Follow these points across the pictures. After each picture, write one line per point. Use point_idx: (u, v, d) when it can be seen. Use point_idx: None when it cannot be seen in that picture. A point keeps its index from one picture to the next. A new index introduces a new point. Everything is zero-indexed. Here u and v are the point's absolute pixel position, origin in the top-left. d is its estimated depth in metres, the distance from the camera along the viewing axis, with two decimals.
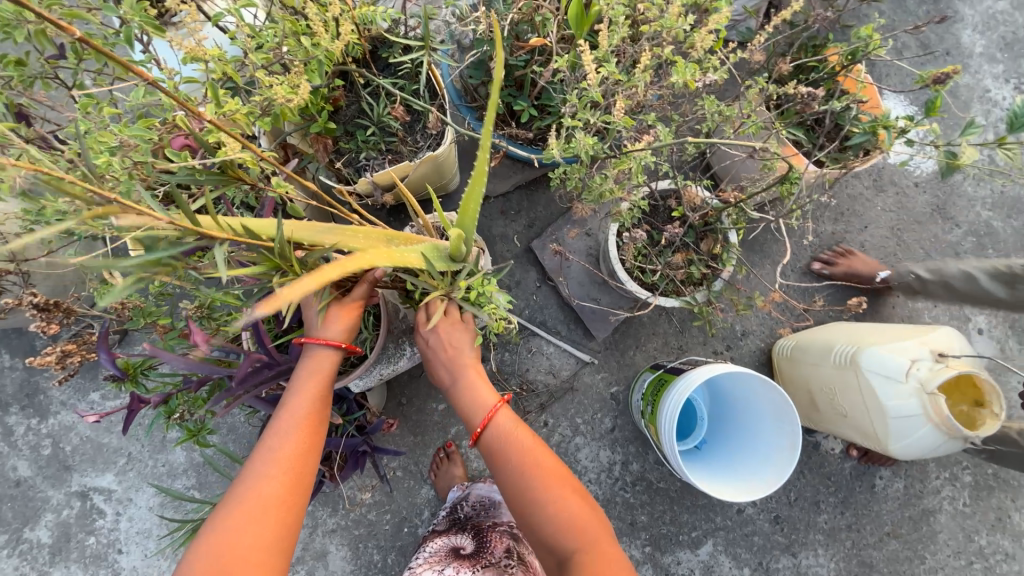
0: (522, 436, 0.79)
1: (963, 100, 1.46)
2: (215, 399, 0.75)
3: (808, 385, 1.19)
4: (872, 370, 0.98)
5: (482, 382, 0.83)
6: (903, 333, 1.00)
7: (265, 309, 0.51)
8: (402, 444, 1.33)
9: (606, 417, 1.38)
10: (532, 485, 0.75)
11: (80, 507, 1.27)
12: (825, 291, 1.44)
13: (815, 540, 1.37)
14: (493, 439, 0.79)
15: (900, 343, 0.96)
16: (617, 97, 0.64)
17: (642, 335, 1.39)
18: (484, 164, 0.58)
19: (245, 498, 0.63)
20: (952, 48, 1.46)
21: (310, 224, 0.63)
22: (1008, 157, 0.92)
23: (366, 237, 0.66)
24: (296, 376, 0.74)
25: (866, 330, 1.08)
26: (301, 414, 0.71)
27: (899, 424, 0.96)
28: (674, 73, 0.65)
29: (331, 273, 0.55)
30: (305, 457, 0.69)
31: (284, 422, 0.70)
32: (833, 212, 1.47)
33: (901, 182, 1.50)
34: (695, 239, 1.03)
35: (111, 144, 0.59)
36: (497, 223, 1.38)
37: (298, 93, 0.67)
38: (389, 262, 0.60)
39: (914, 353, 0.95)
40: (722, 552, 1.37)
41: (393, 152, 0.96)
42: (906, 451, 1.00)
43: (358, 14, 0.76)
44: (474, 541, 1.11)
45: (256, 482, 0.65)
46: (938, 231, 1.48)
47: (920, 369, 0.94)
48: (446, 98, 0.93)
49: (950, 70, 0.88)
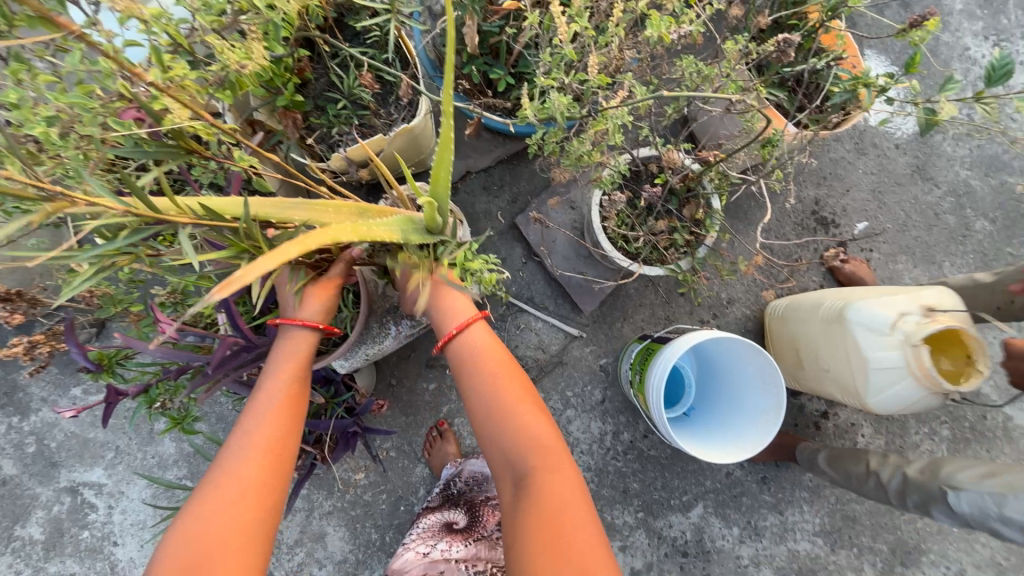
0: (494, 348, 0.79)
1: (943, 59, 1.45)
2: (193, 386, 0.72)
3: (795, 342, 1.21)
4: (858, 322, 0.99)
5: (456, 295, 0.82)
6: (894, 291, 1.00)
7: (222, 295, 0.48)
8: (394, 425, 1.33)
9: (596, 389, 1.39)
10: (503, 396, 0.75)
11: (71, 502, 1.26)
12: (808, 257, 1.45)
13: (801, 497, 1.42)
14: (462, 349, 0.78)
15: (892, 299, 0.97)
16: (592, 55, 0.62)
17: (629, 307, 1.39)
18: (453, 129, 0.55)
19: (229, 477, 0.63)
20: (933, 4, 1.45)
21: (275, 200, 0.60)
22: (986, 111, 0.92)
23: (336, 212, 0.63)
24: (272, 359, 0.73)
25: (858, 290, 1.08)
26: (280, 396, 0.70)
27: (879, 376, 0.97)
28: (648, 28, 0.63)
29: (291, 250, 0.52)
30: (287, 439, 0.68)
31: (262, 405, 0.69)
32: (816, 176, 1.47)
33: (883, 144, 1.50)
34: (677, 205, 1.02)
35: (49, 115, 0.56)
36: (480, 199, 1.36)
37: (254, 57, 0.65)
38: (355, 236, 0.58)
39: (903, 308, 0.96)
40: (712, 514, 1.41)
41: (366, 126, 0.93)
42: (884, 407, 1.01)
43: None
44: (467, 516, 1.14)
45: (235, 466, 0.64)
46: (918, 192, 1.49)
47: (907, 324, 0.95)
48: (419, 67, 0.90)
49: (929, 23, 0.87)
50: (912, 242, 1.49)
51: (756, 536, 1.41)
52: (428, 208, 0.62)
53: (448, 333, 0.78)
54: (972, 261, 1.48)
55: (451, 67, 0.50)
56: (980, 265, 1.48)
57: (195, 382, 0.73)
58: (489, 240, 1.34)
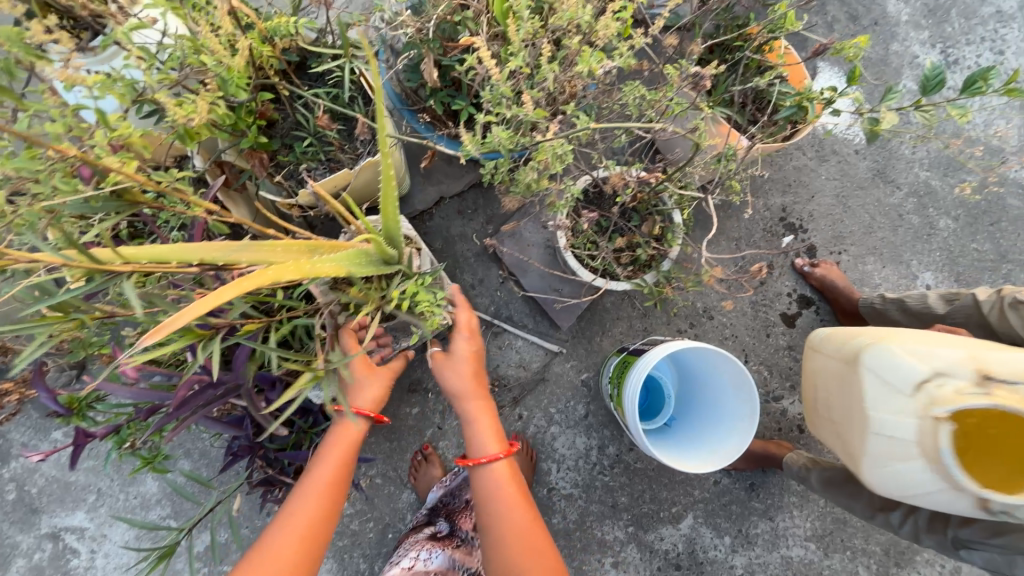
0: (514, 487, 0.86)
1: (893, 68, 1.52)
2: (159, 425, 0.72)
3: (815, 378, 1.09)
4: (874, 371, 0.90)
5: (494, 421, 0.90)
6: (953, 341, 0.89)
7: (151, 340, 0.48)
8: (379, 451, 1.33)
9: (579, 404, 1.40)
10: (516, 544, 0.82)
11: (52, 548, 1.24)
12: (780, 262, 1.49)
13: (790, 502, 1.42)
14: (492, 478, 0.86)
15: (934, 349, 0.87)
16: (526, 94, 0.66)
17: (607, 321, 1.41)
18: (390, 166, 0.59)
19: (274, 551, 0.77)
20: (879, 18, 1.52)
21: (219, 244, 0.48)
22: (926, 119, 0.96)
23: (286, 251, 0.53)
24: (321, 448, 0.84)
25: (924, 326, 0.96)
26: (320, 484, 0.81)
27: (881, 448, 0.89)
28: (579, 63, 0.67)
29: (223, 295, 0.47)
30: (325, 515, 0.80)
31: (306, 491, 0.81)
32: (781, 184, 1.51)
33: (843, 150, 1.55)
34: (639, 222, 1.06)
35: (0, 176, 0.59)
36: (455, 223, 1.39)
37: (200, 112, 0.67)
38: (297, 275, 0.50)
39: (960, 366, 0.85)
40: (702, 524, 1.40)
41: (333, 161, 0.98)
42: (887, 486, 0.92)
43: (268, 27, 0.78)
44: (450, 525, 1.22)
45: (274, 544, 0.77)
46: (880, 194, 1.54)
47: (975, 394, 0.82)
48: (380, 103, 0.94)
49: (857, 41, 0.95)
50: (879, 244, 1.53)
51: (748, 544, 1.41)
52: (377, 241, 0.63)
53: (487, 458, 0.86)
54: (939, 259, 1.52)
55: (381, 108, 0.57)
56: (947, 262, 1.52)
57: (161, 421, 0.73)
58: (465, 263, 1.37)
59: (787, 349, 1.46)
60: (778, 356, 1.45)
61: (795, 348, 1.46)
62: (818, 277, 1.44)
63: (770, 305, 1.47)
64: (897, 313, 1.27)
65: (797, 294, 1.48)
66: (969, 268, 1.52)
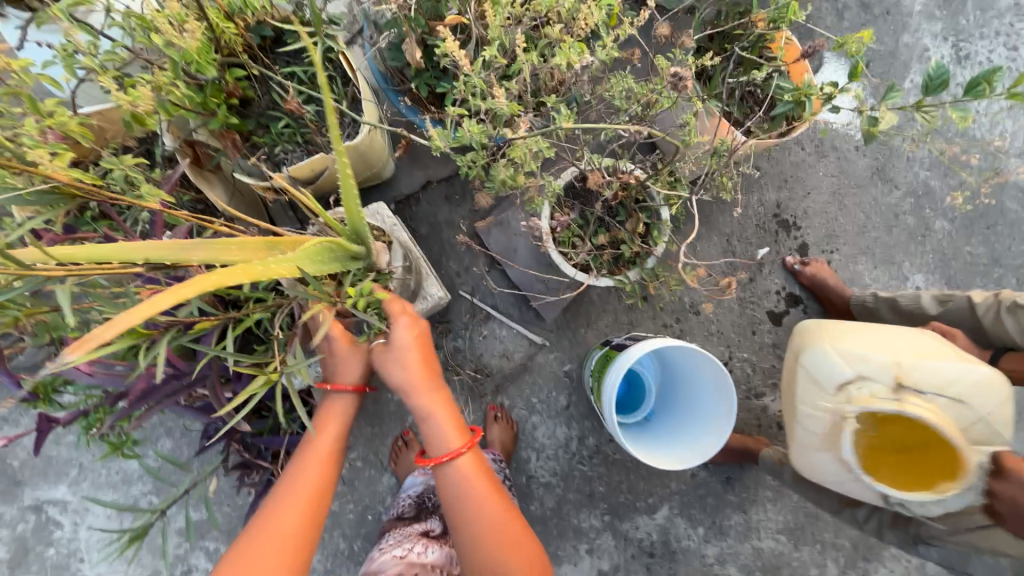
0: (484, 478, 0.86)
1: (902, 61, 1.46)
2: (121, 415, 0.71)
3: None
4: (810, 364, 0.98)
5: (454, 413, 0.86)
6: (889, 344, 0.95)
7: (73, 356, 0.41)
8: (360, 436, 1.34)
9: (561, 395, 1.40)
10: (488, 536, 0.83)
11: (35, 520, 1.26)
12: (771, 259, 1.47)
13: (765, 496, 1.44)
14: (457, 472, 0.84)
15: (862, 354, 0.94)
16: (498, 88, 0.61)
17: (592, 313, 1.40)
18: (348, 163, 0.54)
19: (264, 538, 0.75)
20: (891, 7, 1.45)
21: (165, 242, 0.45)
22: (925, 121, 0.93)
23: (241, 249, 0.51)
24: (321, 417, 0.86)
25: (879, 331, 1.01)
26: (323, 447, 0.83)
27: (804, 433, 0.99)
28: (558, 55, 0.62)
29: (160, 303, 0.41)
30: (320, 495, 0.80)
31: (308, 456, 0.82)
32: (777, 180, 1.48)
33: (843, 147, 1.51)
34: (625, 217, 1.03)
35: None
36: (441, 209, 1.36)
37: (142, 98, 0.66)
38: (247, 277, 0.46)
39: (881, 372, 0.92)
40: (677, 515, 1.43)
41: (311, 144, 0.94)
42: (809, 468, 1.02)
43: (228, 1, 0.75)
44: (443, 523, 1.16)
45: (278, 507, 0.77)
46: (877, 194, 1.50)
47: (884, 399, 0.88)
48: (360, 84, 0.89)
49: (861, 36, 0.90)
50: (871, 244, 1.51)
51: (721, 535, 1.43)
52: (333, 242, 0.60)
53: (450, 454, 0.83)
54: (930, 261, 1.51)
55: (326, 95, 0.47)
56: (938, 265, 1.51)
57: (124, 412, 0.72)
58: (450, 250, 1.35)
59: (772, 347, 1.46)
60: (763, 353, 1.45)
61: (781, 346, 1.46)
62: (810, 274, 1.41)
63: (758, 302, 1.46)
64: (888, 313, 1.25)
65: (786, 292, 1.47)
66: (960, 271, 1.50)
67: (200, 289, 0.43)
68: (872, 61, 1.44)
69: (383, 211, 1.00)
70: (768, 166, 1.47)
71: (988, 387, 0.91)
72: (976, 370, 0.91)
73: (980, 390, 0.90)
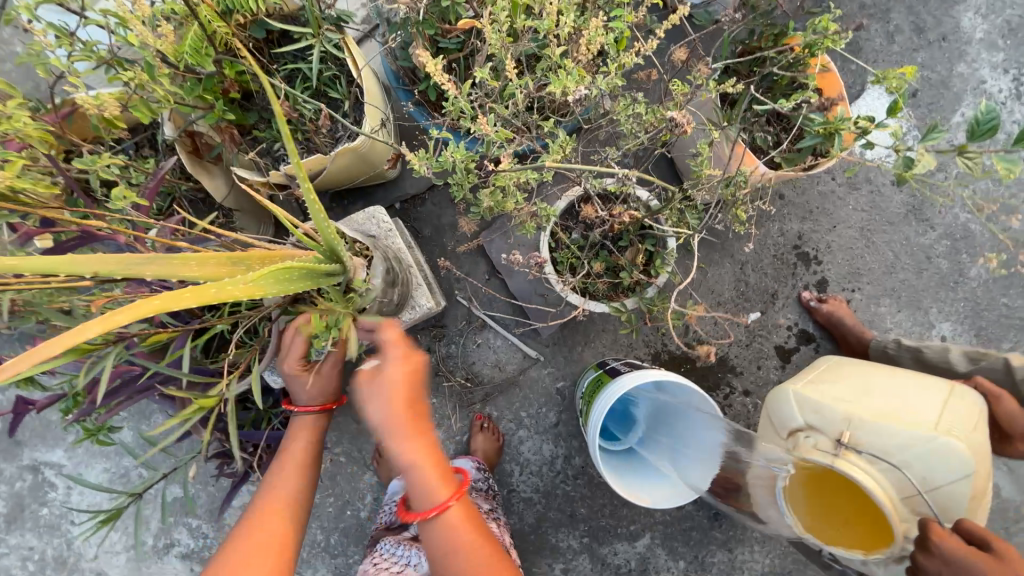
0: (469, 523, 0.76)
1: (954, 92, 1.33)
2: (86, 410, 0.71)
3: None
4: (779, 405, 0.95)
5: (438, 458, 0.75)
6: (860, 401, 0.90)
7: None
8: (346, 431, 1.34)
9: (551, 412, 1.37)
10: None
11: (32, 479, 1.31)
12: (786, 293, 1.39)
13: (753, 537, 1.38)
14: (441, 524, 0.74)
15: (820, 404, 0.91)
16: (484, 116, 0.64)
17: (591, 332, 1.35)
18: (314, 194, 0.54)
19: (249, 545, 0.72)
20: (950, 32, 1.33)
21: (117, 256, 0.44)
22: (966, 169, 0.80)
23: (202, 265, 0.50)
24: (293, 429, 0.84)
25: (855, 383, 0.95)
26: (298, 457, 0.82)
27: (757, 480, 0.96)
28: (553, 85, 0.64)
29: (86, 333, 0.41)
30: (298, 497, 0.80)
31: (283, 469, 0.81)
32: (801, 210, 1.39)
33: (878, 180, 1.40)
34: (626, 243, 0.99)
35: None
36: (446, 211, 1.31)
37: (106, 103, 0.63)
38: (197, 302, 0.46)
39: (834, 427, 0.87)
40: (659, 546, 1.38)
41: (312, 142, 0.93)
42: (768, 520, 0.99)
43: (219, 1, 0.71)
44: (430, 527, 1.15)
45: (259, 517, 0.76)
46: (910, 233, 1.40)
47: (824, 452, 0.85)
48: (364, 83, 0.86)
49: (903, 73, 0.81)
50: (898, 285, 1.40)
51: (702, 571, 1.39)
52: (301, 268, 0.59)
53: (432, 507, 0.72)
54: (962, 310, 1.39)
55: (286, 124, 0.47)
56: (970, 315, 1.39)
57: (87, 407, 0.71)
58: (451, 255, 1.31)
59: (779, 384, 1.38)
60: (768, 390, 1.38)
61: None
62: (826, 314, 1.33)
63: (767, 336, 1.39)
64: (910, 363, 1.17)
65: (800, 329, 1.39)
66: (993, 323, 1.38)
67: (138, 313, 0.42)
68: (921, 90, 1.33)
69: (379, 216, 0.98)
70: (793, 195, 1.38)
71: (951, 461, 0.82)
72: (941, 442, 0.82)
73: (938, 462, 0.83)
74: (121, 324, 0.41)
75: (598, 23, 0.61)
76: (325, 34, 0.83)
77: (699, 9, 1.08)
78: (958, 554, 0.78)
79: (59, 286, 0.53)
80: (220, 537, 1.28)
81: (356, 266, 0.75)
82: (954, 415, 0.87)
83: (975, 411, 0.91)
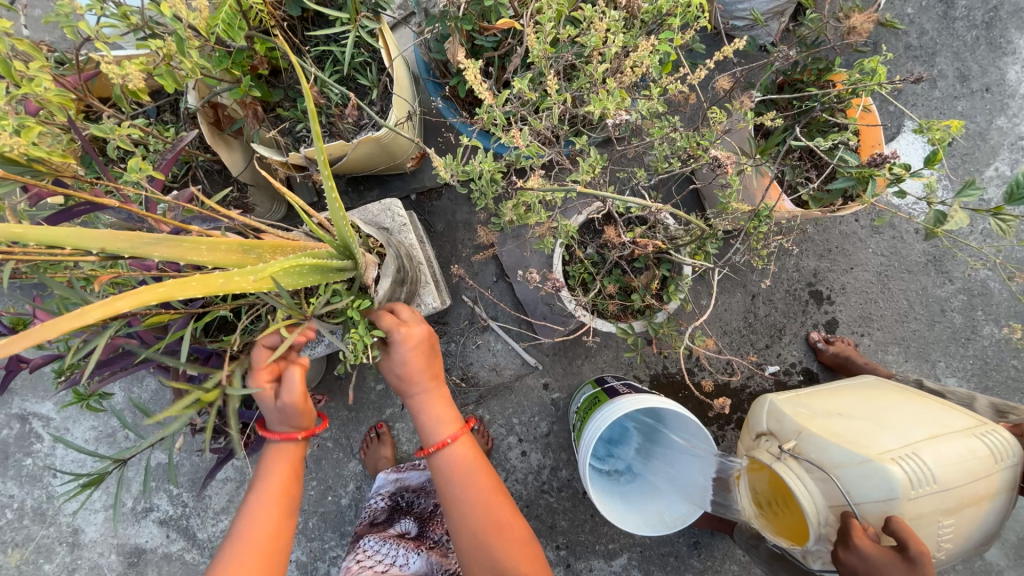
0: (477, 460, 0.80)
1: (991, 145, 1.29)
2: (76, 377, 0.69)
3: None
4: (755, 406, 0.96)
5: (445, 401, 0.81)
6: (826, 420, 0.84)
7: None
8: (335, 417, 1.33)
9: (543, 421, 1.36)
10: (478, 523, 0.76)
11: (19, 429, 1.31)
12: (794, 330, 1.37)
13: (730, 569, 1.36)
14: (449, 463, 0.78)
15: (783, 413, 0.89)
16: (516, 130, 0.63)
17: (592, 347, 1.34)
18: (335, 189, 0.54)
19: None
20: (994, 83, 1.29)
21: (131, 233, 0.46)
22: (997, 231, 0.74)
23: (212, 250, 0.51)
24: (263, 460, 0.77)
25: (841, 408, 0.88)
26: (274, 494, 0.75)
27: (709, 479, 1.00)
28: (593, 103, 0.63)
29: (87, 315, 0.41)
30: (277, 533, 0.74)
31: (257, 506, 0.74)
32: (820, 248, 1.37)
33: (902, 226, 1.38)
34: (641, 266, 0.98)
35: None
36: (461, 208, 1.29)
37: (128, 73, 0.61)
38: (202, 291, 0.46)
39: (787, 435, 0.86)
40: (635, 567, 1.36)
41: (335, 126, 0.91)
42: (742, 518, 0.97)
43: None
44: (418, 526, 1.14)
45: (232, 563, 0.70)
46: (927, 284, 1.37)
47: (770, 455, 0.86)
48: (396, 74, 0.84)
49: (948, 125, 0.75)
50: (907, 335, 1.37)
51: None
52: (313, 267, 0.59)
53: (438, 444, 0.78)
54: (970, 367, 1.36)
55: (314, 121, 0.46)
56: (977, 373, 1.36)
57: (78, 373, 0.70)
58: (460, 253, 1.29)
59: None
60: None
61: None
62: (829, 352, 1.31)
63: (771, 371, 1.36)
64: None
65: (805, 367, 1.36)
66: (1000, 384, 1.35)
67: (144, 297, 0.43)
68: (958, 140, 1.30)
69: (394, 208, 0.96)
70: (813, 232, 1.36)
71: (885, 488, 0.73)
72: (881, 467, 0.74)
73: (870, 486, 0.74)
74: (122, 310, 0.41)
75: (647, 47, 0.61)
76: (362, 21, 0.80)
77: (742, 33, 1.05)
78: (876, 552, 0.70)
79: (63, 259, 0.52)
80: (198, 508, 1.28)
81: (365, 266, 0.75)
82: (932, 455, 0.75)
83: (970, 457, 0.77)
